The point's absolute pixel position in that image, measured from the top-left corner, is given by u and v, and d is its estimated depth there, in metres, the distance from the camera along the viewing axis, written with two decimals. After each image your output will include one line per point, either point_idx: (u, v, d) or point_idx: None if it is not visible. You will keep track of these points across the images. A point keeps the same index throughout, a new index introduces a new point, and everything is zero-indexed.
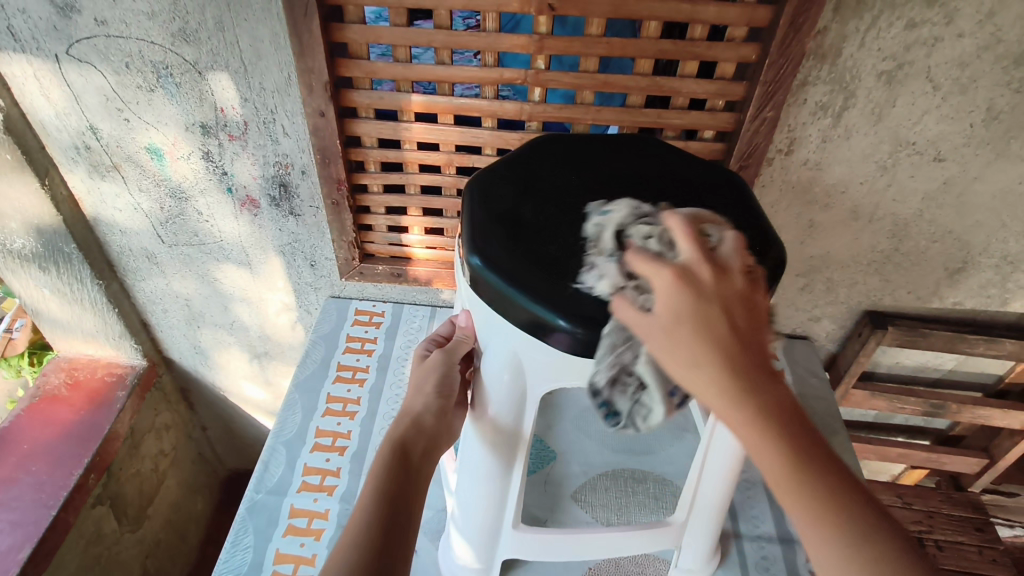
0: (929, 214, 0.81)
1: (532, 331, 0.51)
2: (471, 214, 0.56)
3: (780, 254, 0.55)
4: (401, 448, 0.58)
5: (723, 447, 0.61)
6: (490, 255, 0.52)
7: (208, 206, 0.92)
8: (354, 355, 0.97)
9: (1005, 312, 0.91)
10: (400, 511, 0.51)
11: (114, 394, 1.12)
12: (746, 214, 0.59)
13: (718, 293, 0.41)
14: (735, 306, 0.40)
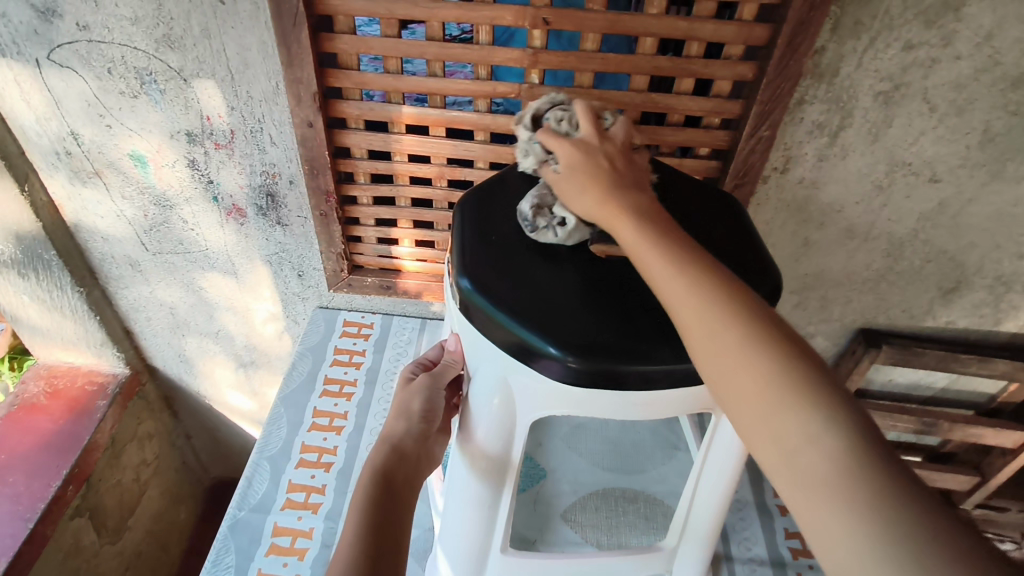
0: (923, 233, 0.80)
1: (522, 358, 0.49)
2: (461, 236, 0.54)
3: (778, 280, 0.53)
4: (385, 476, 0.56)
5: (717, 473, 0.60)
6: (480, 280, 0.51)
7: (194, 214, 0.90)
8: (341, 368, 0.95)
9: (998, 331, 0.91)
10: (386, 545, 0.49)
11: (95, 403, 1.09)
12: (743, 235, 0.57)
13: (613, 152, 0.52)
14: (616, 156, 0.52)
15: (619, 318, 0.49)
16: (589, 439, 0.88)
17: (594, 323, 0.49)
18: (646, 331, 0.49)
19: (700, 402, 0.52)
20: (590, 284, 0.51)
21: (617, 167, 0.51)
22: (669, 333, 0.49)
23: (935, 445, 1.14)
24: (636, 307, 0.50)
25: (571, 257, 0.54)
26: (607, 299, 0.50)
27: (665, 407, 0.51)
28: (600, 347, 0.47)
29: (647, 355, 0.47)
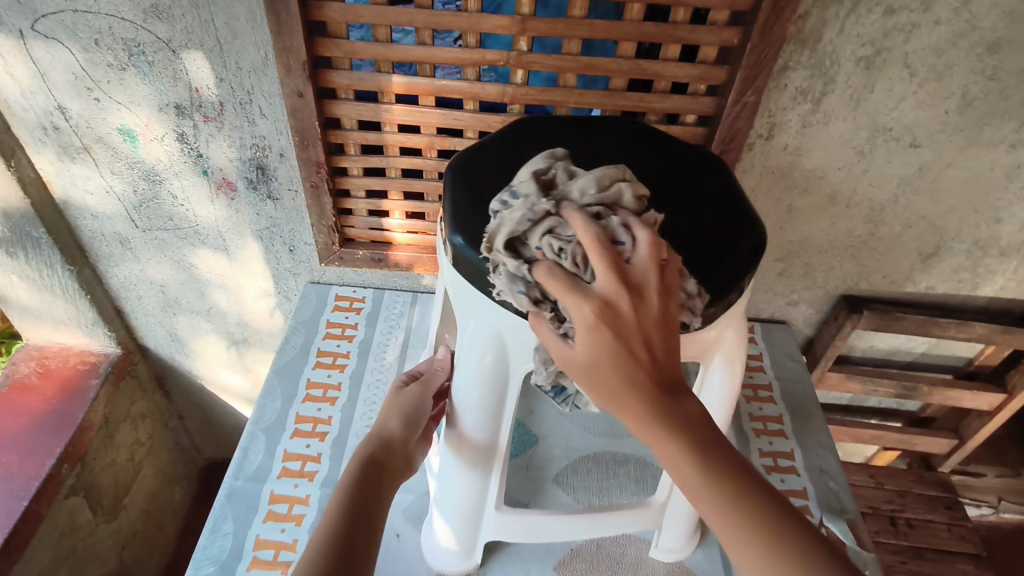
0: (904, 199, 0.82)
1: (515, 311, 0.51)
2: (453, 195, 0.55)
3: (760, 236, 0.54)
4: (372, 464, 0.60)
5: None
6: (471, 237, 0.52)
7: (184, 189, 0.90)
8: (334, 341, 0.95)
9: (976, 296, 0.93)
10: (362, 523, 0.53)
11: (87, 382, 1.09)
12: (729, 192, 0.58)
13: (644, 314, 0.42)
14: (647, 309, 0.42)
15: None
16: None
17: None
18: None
19: (684, 353, 0.53)
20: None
21: (654, 337, 0.42)
22: None
23: (915, 411, 1.17)
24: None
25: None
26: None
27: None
28: None
29: None
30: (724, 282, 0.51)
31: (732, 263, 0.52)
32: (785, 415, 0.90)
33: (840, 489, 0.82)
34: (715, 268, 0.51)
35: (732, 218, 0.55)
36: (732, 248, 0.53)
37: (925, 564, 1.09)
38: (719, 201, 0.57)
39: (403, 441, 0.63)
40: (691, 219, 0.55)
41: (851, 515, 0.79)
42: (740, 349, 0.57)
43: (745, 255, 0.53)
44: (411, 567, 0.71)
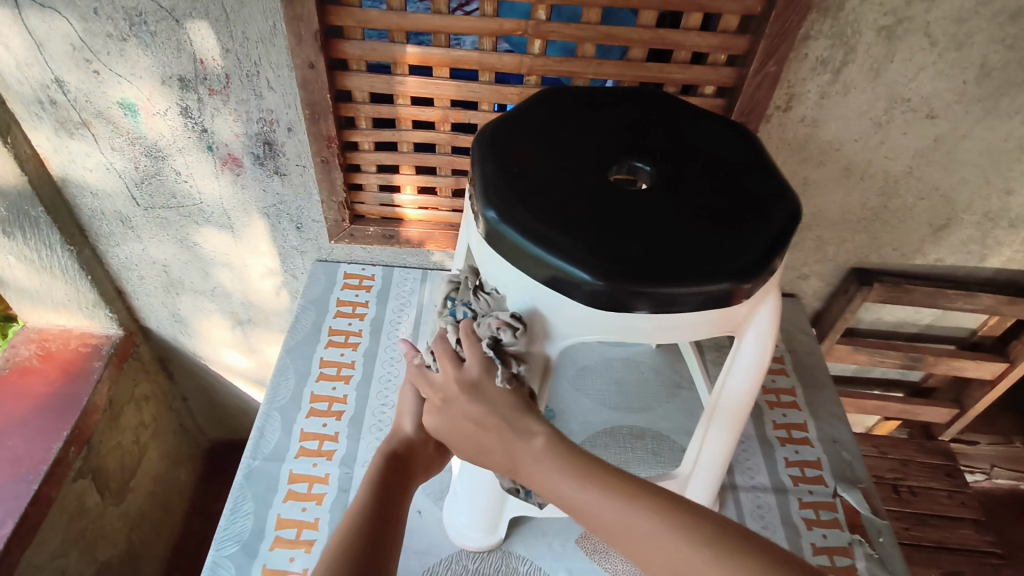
0: (918, 170, 0.82)
1: (552, 286, 0.49)
2: (482, 170, 0.54)
3: (796, 209, 0.54)
4: (395, 463, 0.59)
5: (731, 406, 0.61)
6: (505, 210, 0.50)
7: (187, 165, 0.88)
8: (345, 319, 0.94)
9: (983, 267, 0.94)
10: (384, 523, 0.52)
11: (90, 365, 1.08)
12: (762, 165, 0.57)
13: (454, 403, 0.52)
14: (457, 399, 0.52)
15: (648, 242, 0.49)
16: (593, 380, 0.90)
17: (624, 245, 0.48)
18: (677, 252, 0.48)
19: (719, 328, 0.53)
20: (618, 208, 0.51)
21: (472, 416, 0.51)
22: (697, 255, 0.49)
23: (917, 381, 1.18)
24: (666, 230, 0.50)
25: (596, 183, 0.53)
26: (635, 221, 0.50)
27: (686, 332, 0.52)
28: (630, 269, 0.47)
29: (677, 277, 0.47)
30: (765, 255, 0.50)
31: (772, 234, 0.51)
32: (797, 386, 0.91)
33: (853, 459, 0.83)
34: (755, 241, 0.50)
35: (767, 190, 0.55)
36: (768, 222, 0.52)
37: (928, 529, 1.12)
38: (753, 174, 0.56)
39: (422, 443, 0.63)
40: (725, 192, 0.54)
41: (865, 484, 0.80)
42: (771, 327, 0.55)
43: (781, 227, 0.52)
44: (434, 543, 0.72)
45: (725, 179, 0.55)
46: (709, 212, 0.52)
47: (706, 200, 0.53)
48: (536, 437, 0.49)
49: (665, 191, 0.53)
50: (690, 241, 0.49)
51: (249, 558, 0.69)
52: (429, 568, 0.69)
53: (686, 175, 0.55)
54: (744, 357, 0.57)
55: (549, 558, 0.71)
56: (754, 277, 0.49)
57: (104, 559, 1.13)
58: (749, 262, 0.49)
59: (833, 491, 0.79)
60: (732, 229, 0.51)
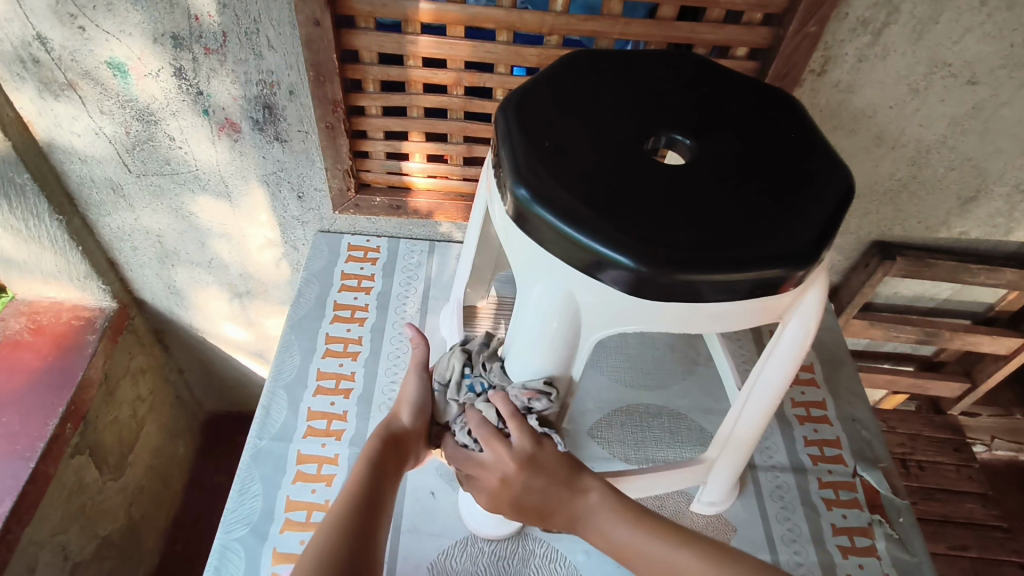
0: (952, 140, 0.79)
1: (589, 272, 0.46)
2: (511, 143, 0.50)
3: (847, 187, 0.51)
4: (388, 453, 0.56)
5: (765, 390, 0.58)
6: (539, 189, 0.47)
7: (182, 130, 0.83)
8: (351, 293, 0.90)
9: (1007, 241, 0.92)
10: (371, 516, 0.50)
11: (84, 338, 1.04)
12: (809, 140, 0.54)
13: (514, 480, 0.54)
14: (518, 477, 0.54)
15: (694, 223, 0.46)
16: (609, 356, 0.87)
17: (669, 227, 0.45)
18: (725, 235, 0.45)
19: (761, 317, 0.50)
20: (661, 186, 0.47)
21: (535, 487, 0.54)
22: (747, 237, 0.46)
23: (928, 355, 1.17)
24: (712, 211, 0.46)
25: (636, 158, 0.49)
26: (680, 201, 0.47)
27: (727, 321, 0.49)
28: (678, 254, 0.44)
29: (727, 262, 0.44)
30: (818, 237, 0.47)
31: (824, 215, 0.48)
32: (816, 363, 0.89)
33: (872, 438, 0.81)
34: (806, 222, 0.48)
35: (816, 168, 0.52)
36: (818, 201, 0.49)
37: (936, 504, 1.12)
38: (799, 150, 0.53)
39: (416, 435, 0.60)
40: (771, 167, 0.51)
41: (885, 463, 0.79)
42: (818, 311, 0.52)
43: (832, 207, 0.49)
44: (448, 525, 0.70)
45: (772, 155, 0.52)
46: (756, 191, 0.49)
47: (753, 177, 0.50)
48: (591, 492, 0.54)
49: (708, 166, 0.50)
50: (739, 222, 0.46)
51: (260, 540, 0.66)
52: (443, 550, 0.68)
53: (728, 149, 0.52)
54: (785, 339, 0.54)
55: (568, 541, 0.70)
56: (806, 263, 0.46)
57: (105, 535, 1.11)
58: (800, 246, 0.46)
59: (852, 470, 0.78)
60: (782, 210, 0.48)
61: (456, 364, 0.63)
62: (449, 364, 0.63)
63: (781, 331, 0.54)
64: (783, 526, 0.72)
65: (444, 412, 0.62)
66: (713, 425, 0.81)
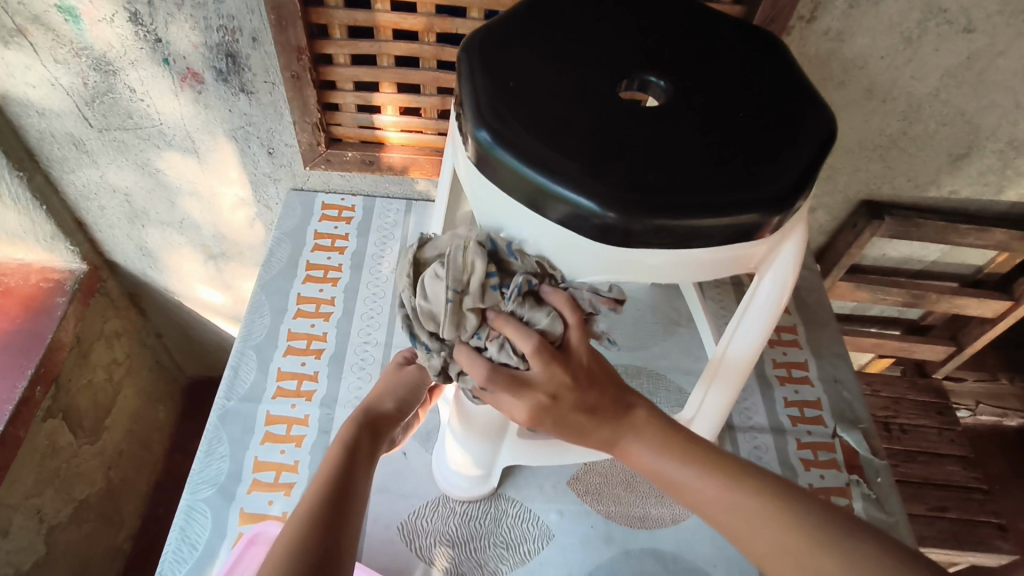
0: (945, 93, 0.76)
1: (556, 219, 0.44)
2: (473, 84, 0.47)
3: (829, 130, 0.48)
4: (368, 434, 0.54)
5: (744, 346, 0.57)
6: (502, 132, 0.44)
7: (142, 80, 0.79)
8: (324, 253, 0.88)
9: (998, 200, 0.89)
10: (347, 498, 0.47)
11: (53, 301, 1.01)
12: (791, 81, 0.51)
13: (569, 397, 0.44)
14: (573, 393, 0.44)
15: (666, 166, 0.43)
16: None
17: (639, 171, 0.43)
18: (699, 179, 0.43)
19: (733, 270, 0.49)
20: (632, 127, 0.45)
21: (588, 403, 0.45)
22: (722, 180, 0.43)
23: (915, 319, 1.16)
24: (686, 154, 0.44)
25: (607, 98, 0.46)
26: (652, 143, 0.44)
27: (696, 273, 0.47)
28: (647, 198, 0.42)
29: (700, 207, 0.42)
30: (797, 181, 0.45)
31: (805, 158, 0.46)
32: (799, 325, 0.88)
33: (853, 399, 0.80)
34: (785, 165, 0.45)
35: (798, 110, 0.49)
36: (799, 144, 0.47)
37: (916, 466, 1.12)
38: (781, 91, 0.50)
39: (393, 419, 0.58)
40: (750, 108, 0.48)
41: (864, 424, 0.78)
42: (793, 268, 0.51)
43: (813, 151, 0.47)
44: (420, 485, 0.69)
45: (751, 96, 0.49)
46: (733, 132, 0.46)
47: (730, 119, 0.47)
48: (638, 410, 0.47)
49: (682, 107, 0.47)
50: (714, 166, 0.44)
51: (227, 501, 0.65)
52: (414, 511, 0.67)
53: (704, 89, 0.49)
54: (761, 295, 0.53)
55: (542, 501, 0.69)
56: (784, 208, 0.44)
57: (83, 498, 1.10)
58: (779, 190, 0.44)
59: (831, 431, 0.77)
60: (760, 152, 0.45)
61: (481, 265, 0.44)
62: (466, 265, 0.44)
63: (758, 288, 0.53)
64: None
65: (456, 326, 0.45)
66: (692, 385, 0.80)
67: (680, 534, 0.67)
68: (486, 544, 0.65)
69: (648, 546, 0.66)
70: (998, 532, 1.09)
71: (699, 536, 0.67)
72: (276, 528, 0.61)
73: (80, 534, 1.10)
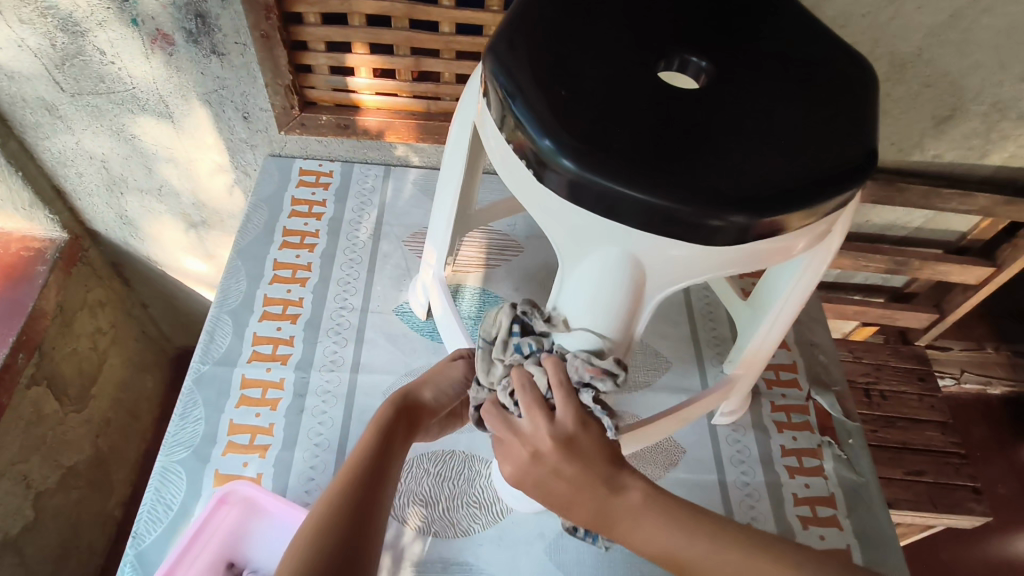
0: (928, 53, 0.75)
1: (646, 228, 0.41)
2: (523, 96, 0.42)
3: (863, 91, 0.48)
4: (401, 422, 0.56)
5: (788, 309, 0.58)
6: (575, 143, 0.40)
7: (111, 42, 0.77)
8: (301, 220, 0.87)
9: (983, 165, 0.89)
10: (375, 488, 0.50)
11: (34, 269, 1.01)
12: (801, 45, 0.51)
13: (549, 457, 0.46)
14: (553, 454, 0.46)
15: (749, 157, 0.41)
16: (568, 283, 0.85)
17: (736, 167, 0.40)
18: (792, 161, 0.42)
19: (763, 264, 0.45)
20: (708, 122, 0.42)
21: (570, 475, 0.46)
22: (807, 163, 0.42)
23: (899, 287, 1.16)
24: (768, 138, 0.42)
25: (669, 90, 0.43)
26: (733, 135, 0.42)
27: (731, 265, 0.45)
28: (749, 197, 0.39)
29: (799, 197, 0.40)
30: (866, 149, 0.44)
31: (866, 118, 0.46)
32: None
33: (829, 363, 0.81)
34: (848, 135, 0.44)
35: (823, 74, 0.49)
36: (848, 111, 0.46)
37: (895, 431, 1.13)
38: (811, 56, 0.50)
39: (429, 411, 0.60)
40: (788, 82, 0.47)
41: (838, 387, 0.79)
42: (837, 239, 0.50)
43: (863, 113, 0.46)
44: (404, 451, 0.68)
45: (781, 69, 0.48)
46: (796, 108, 0.45)
47: (784, 94, 0.46)
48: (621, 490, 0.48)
49: (730, 93, 0.45)
50: (796, 146, 0.42)
51: (201, 462, 0.66)
52: None
53: (739, 72, 0.47)
54: (807, 266, 0.53)
55: None
56: (866, 177, 0.43)
57: (70, 465, 1.11)
58: (859, 156, 0.43)
59: (806, 394, 0.77)
60: (831, 124, 0.45)
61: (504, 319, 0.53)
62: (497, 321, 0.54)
63: (808, 261, 0.53)
64: (732, 447, 0.72)
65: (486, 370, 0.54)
66: (668, 348, 0.80)
67: None
68: (459, 504, 0.66)
69: None
70: (972, 495, 1.09)
71: None
72: (245, 488, 0.62)
73: (68, 500, 1.11)
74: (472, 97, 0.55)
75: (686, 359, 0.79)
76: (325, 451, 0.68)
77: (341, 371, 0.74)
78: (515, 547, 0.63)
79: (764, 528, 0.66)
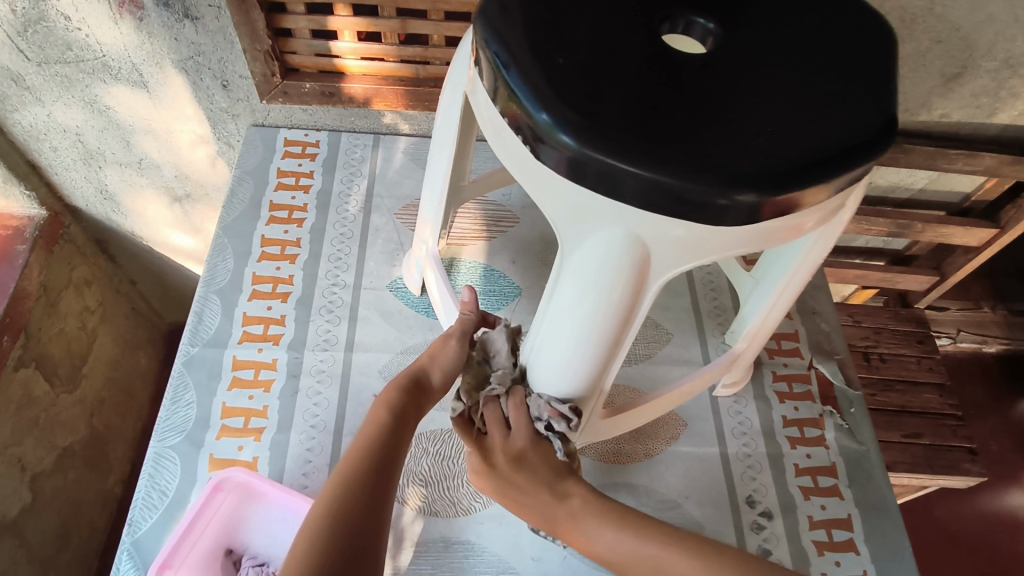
0: (940, 6, 0.71)
1: (646, 208, 0.39)
2: (517, 64, 0.39)
3: (881, 54, 0.45)
4: (407, 408, 0.56)
5: (791, 288, 0.57)
6: (570, 116, 0.37)
7: (75, 7, 0.73)
8: (288, 193, 0.84)
9: (990, 123, 0.86)
10: (383, 475, 0.50)
11: (14, 249, 0.98)
12: (815, 6, 0.47)
13: (500, 469, 0.57)
14: (504, 463, 0.56)
15: (760, 129, 0.38)
16: None
17: (744, 140, 0.38)
18: (806, 132, 0.39)
19: (774, 241, 0.43)
20: (716, 90, 0.39)
21: (520, 483, 0.56)
22: (820, 135, 0.39)
23: (900, 249, 1.14)
24: (781, 106, 0.40)
25: (673, 57, 0.40)
26: (742, 104, 0.39)
27: (741, 243, 0.42)
28: (758, 171, 0.37)
29: (812, 171, 0.38)
30: (885, 116, 0.41)
31: (882, 81, 0.43)
32: None
33: (831, 330, 0.80)
34: (865, 102, 0.41)
35: (838, 36, 0.46)
36: (865, 76, 0.43)
37: (893, 395, 1.13)
38: (824, 15, 0.47)
39: (434, 396, 0.60)
40: (800, 46, 0.44)
41: (841, 355, 0.78)
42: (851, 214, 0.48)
43: (881, 79, 0.43)
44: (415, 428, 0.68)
45: (794, 32, 0.45)
46: (809, 74, 0.42)
47: (798, 59, 0.43)
48: (574, 499, 0.54)
49: (740, 60, 0.42)
50: (808, 115, 0.40)
51: (196, 446, 0.65)
52: None
53: (749, 36, 0.44)
54: (811, 246, 0.52)
55: None
56: (884, 146, 0.40)
57: (65, 446, 1.10)
58: (877, 124, 0.41)
59: (808, 363, 0.77)
60: (845, 89, 0.42)
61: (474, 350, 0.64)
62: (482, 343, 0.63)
63: (816, 238, 0.51)
64: (734, 419, 0.71)
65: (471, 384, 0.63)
66: (668, 320, 0.78)
67: (653, 467, 0.67)
68: (460, 482, 0.65)
69: (621, 480, 0.66)
70: (968, 456, 1.09)
71: (672, 469, 0.67)
72: (239, 475, 0.61)
73: (66, 481, 1.11)
74: (463, 63, 0.52)
75: (686, 330, 0.78)
76: (321, 433, 0.66)
77: (336, 350, 0.72)
78: (517, 525, 0.63)
79: (766, 500, 0.66)
